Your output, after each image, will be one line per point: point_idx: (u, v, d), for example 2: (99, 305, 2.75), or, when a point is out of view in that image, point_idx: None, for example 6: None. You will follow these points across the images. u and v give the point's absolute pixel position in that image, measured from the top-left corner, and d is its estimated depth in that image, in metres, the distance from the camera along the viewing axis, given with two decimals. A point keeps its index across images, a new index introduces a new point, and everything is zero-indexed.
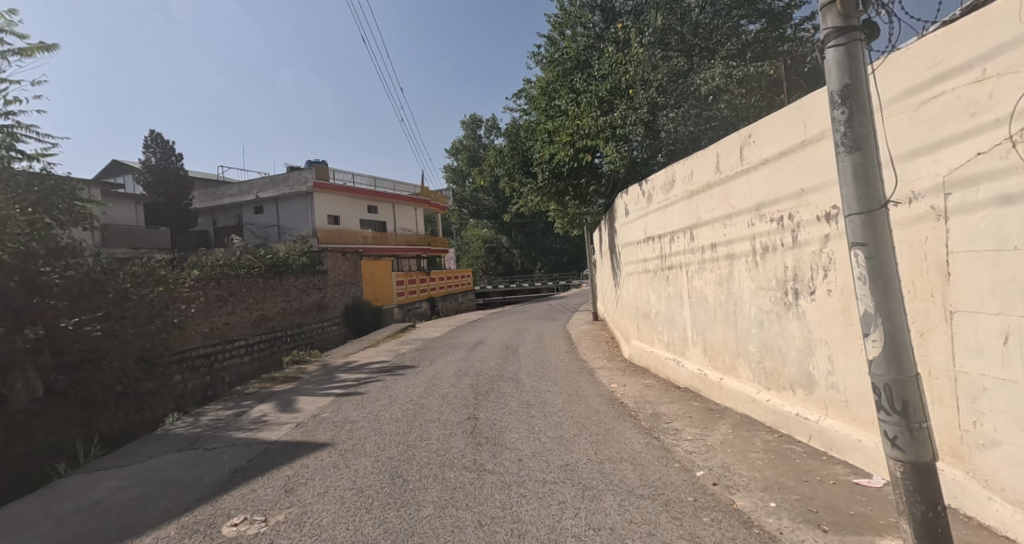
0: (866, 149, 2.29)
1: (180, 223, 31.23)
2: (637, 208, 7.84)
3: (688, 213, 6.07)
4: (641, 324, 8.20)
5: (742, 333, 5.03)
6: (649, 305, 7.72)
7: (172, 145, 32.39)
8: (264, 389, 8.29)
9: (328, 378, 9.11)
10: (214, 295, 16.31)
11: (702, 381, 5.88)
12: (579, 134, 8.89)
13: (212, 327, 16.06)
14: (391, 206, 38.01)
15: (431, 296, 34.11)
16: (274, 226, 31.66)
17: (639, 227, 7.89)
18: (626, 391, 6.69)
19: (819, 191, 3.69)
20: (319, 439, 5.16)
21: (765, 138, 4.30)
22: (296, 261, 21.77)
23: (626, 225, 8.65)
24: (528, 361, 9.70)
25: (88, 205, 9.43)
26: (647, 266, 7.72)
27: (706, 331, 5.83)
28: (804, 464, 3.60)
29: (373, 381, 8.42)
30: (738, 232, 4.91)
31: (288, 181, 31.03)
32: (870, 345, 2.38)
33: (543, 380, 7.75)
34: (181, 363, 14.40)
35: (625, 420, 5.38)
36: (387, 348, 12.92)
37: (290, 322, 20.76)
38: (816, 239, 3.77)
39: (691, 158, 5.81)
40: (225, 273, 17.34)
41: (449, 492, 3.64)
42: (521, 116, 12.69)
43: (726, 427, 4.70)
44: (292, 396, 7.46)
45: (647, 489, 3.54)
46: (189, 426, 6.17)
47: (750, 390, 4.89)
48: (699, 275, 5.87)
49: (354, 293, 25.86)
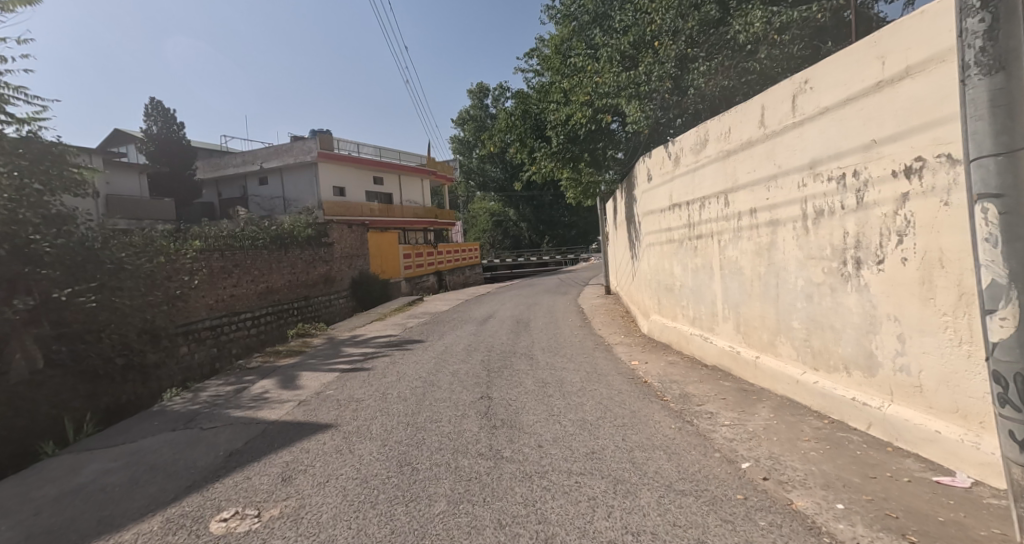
0: (1012, 68, 1.82)
1: (185, 193, 30.89)
2: (662, 173, 7.28)
3: (722, 176, 5.52)
4: (663, 298, 7.72)
5: (785, 308, 4.54)
6: (673, 278, 7.23)
7: (173, 113, 31.75)
8: (267, 363, 7.98)
9: (333, 352, 8.79)
10: (218, 267, 16.03)
11: (734, 359, 5.43)
12: (598, 93, 8.24)
13: (217, 299, 15.83)
14: (397, 177, 37.34)
15: (439, 269, 33.77)
16: (279, 197, 31.22)
17: (663, 194, 7.36)
18: (648, 369, 6.28)
19: (896, 142, 3.15)
20: (321, 420, 4.80)
21: (826, 83, 3.73)
22: (301, 233, 21.39)
23: (648, 192, 8.11)
24: (541, 336, 9.31)
25: (83, 172, 9.00)
26: (671, 235, 7.20)
27: (739, 305, 5.36)
28: (866, 457, 3.15)
29: (379, 356, 8.06)
30: (785, 194, 4.37)
31: (292, 152, 30.40)
32: (996, 324, 1.92)
33: (558, 356, 7.35)
34: (187, 335, 14.18)
35: (650, 401, 4.96)
36: (394, 321, 12.60)
37: (296, 295, 20.50)
38: (888, 199, 3.25)
39: (730, 113, 5.23)
40: (229, 244, 17.00)
41: (463, 484, 3.25)
42: (533, 78, 11.94)
43: (764, 410, 4.27)
44: (295, 372, 7.13)
45: (687, 483, 3.13)
46: (187, 402, 5.85)
47: (792, 371, 4.44)
48: (733, 245, 5.36)
49: (360, 265, 25.54)
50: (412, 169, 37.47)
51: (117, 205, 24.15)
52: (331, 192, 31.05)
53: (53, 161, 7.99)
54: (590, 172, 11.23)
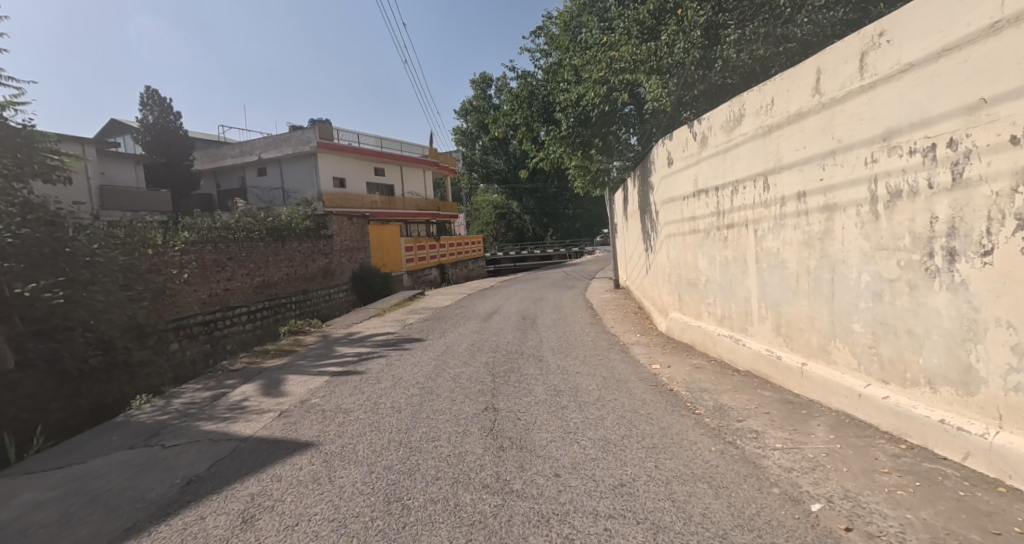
0: None
1: (182, 185, 30.30)
2: (685, 156, 6.59)
3: (760, 155, 4.84)
4: (685, 294, 7.06)
5: (842, 308, 3.87)
6: (697, 272, 6.56)
7: (170, 102, 30.95)
8: (253, 365, 7.37)
9: (326, 352, 8.17)
10: (211, 260, 15.46)
11: (773, 366, 4.77)
12: (613, 69, 7.58)
13: (211, 293, 15.37)
14: (399, 168, 36.65)
15: (441, 262, 33.17)
16: (278, 189, 30.63)
17: (685, 180, 6.68)
18: (672, 375, 5.61)
19: (1018, 98, 2.48)
20: (302, 436, 4.16)
21: (911, 33, 3.06)
22: (299, 225, 20.81)
23: (668, 179, 7.43)
24: (549, 334, 8.68)
25: (62, 158, 8.41)
26: (695, 225, 6.53)
27: (781, 304, 4.69)
28: (976, 502, 2.48)
29: (375, 357, 7.43)
30: (846, 173, 3.70)
31: (291, 142, 29.75)
32: None
33: (570, 358, 6.70)
34: (179, 331, 13.59)
35: (681, 415, 4.29)
36: (393, 317, 11.98)
37: (294, 289, 19.94)
38: (1004, 173, 2.59)
39: (772, 82, 4.55)
40: (222, 236, 16.42)
41: (464, 531, 2.60)
42: (540, 58, 11.23)
43: (819, 429, 3.61)
44: (281, 375, 6.51)
45: (749, 534, 2.47)
46: (156, 411, 5.22)
47: (851, 383, 3.77)
48: (774, 234, 4.69)
49: (361, 258, 24.96)
50: (413, 160, 36.76)
51: (111, 196, 23.49)
52: (331, 183, 30.43)
53: (23, 146, 7.39)
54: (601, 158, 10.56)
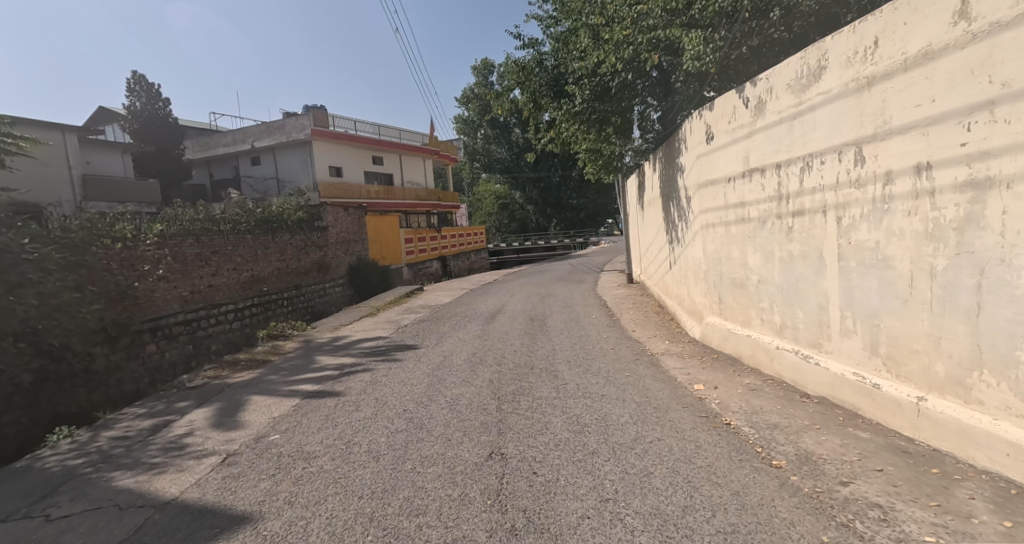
0: None
1: (172, 175, 29.31)
2: (732, 130, 5.42)
3: (851, 119, 3.66)
4: (728, 296, 5.91)
5: (997, 327, 2.71)
6: (747, 270, 5.40)
7: (158, 88, 29.63)
8: (216, 380, 6.27)
9: (305, 363, 7.07)
10: (193, 254, 14.42)
11: (869, 398, 3.62)
12: (642, 23, 6.59)
13: (193, 290, 14.30)
14: (398, 157, 35.49)
15: (443, 254, 32.05)
16: (273, 178, 29.61)
17: (731, 157, 5.50)
18: (724, 402, 4.48)
19: None
20: (240, 503, 3.05)
21: None
22: (290, 217, 19.70)
23: (705, 159, 6.23)
24: (561, 340, 7.57)
25: (18, 141, 7.44)
26: (743, 212, 5.37)
27: (881, 316, 3.53)
28: None
29: (359, 371, 6.33)
30: (1015, 133, 2.52)
31: (284, 129, 28.64)
32: None
33: (591, 375, 5.60)
34: (156, 332, 12.55)
35: (757, 471, 3.15)
36: (387, 318, 10.89)
37: (286, 285, 18.88)
38: None
39: (874, 16, 3.37)
40: (206, 229, 15.37)
41: None
42: (549, 26, 10.08)
43: (979, 508, 2.46)
44: (244, 397, 5.41)
45: None
46: (72, 452, 4.09)
47: (1015, 436, 2.62)
48: (874, 222, 3.53)
49: (358, 251, 23.86)
50: (413, 149, 35.48)
51: (96, 187, 22.38)
52: (327, 172, 29.32)
53: None
54: (618, 139, 9.44)
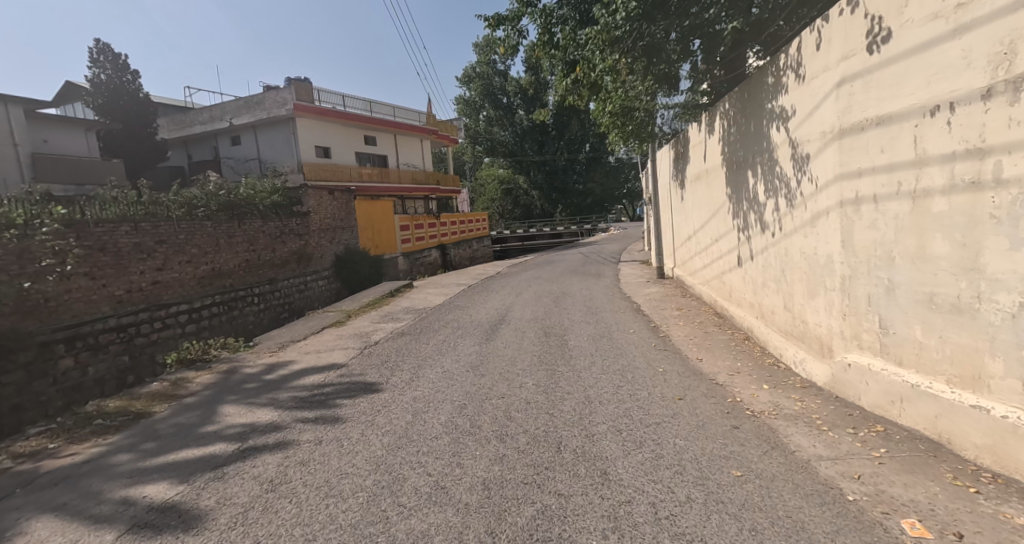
0: None
1: (146, 154, 26.63)
2: (960, 7, 2.75)
3: None
4: (913, 328, 3.30)
5: None
6: (985, 282, 2.76)
7: (125, 58, 26.69)
8: (28, 462, 3.75)
9: (197, 420, 4.51)
10: (129, 245, 11.99)
11: None
12: None
13: (130, 288, 11.89)
14: (393, 137, 32.90)
15: (442, 242, 29.49)
16: (255, 159, 27.02)
17: (949, 63, 2.85)
18: None
19: None
20: None
21: None
22: (261, 201, 17.12)
23: (859, 84, 3.58)
24: (595, 381, 5.06)
25: None
26: (985, 167, 2.71)
27: None
28: None
29: (270, 449, 3.79)
30: None
31: (264, 104, 26.02)
32: None
33: (667, 478, 3.08)
34: (73, 342, 10.11)
35: None
36: (357, 331, 8.38)
37: (258, 280, 16.41)
38: None
39: None
40: (152, 214, 12.88)
41: None
42: None
43: None
44: (20, 524, 2.88)
45: None
46: None
47: None
48: None
49: (346, 240, 21.32)
50: (410, 127, 32.92)
51: (48, 167, 19.68)
52: (313, 152, 26.80)
53: None
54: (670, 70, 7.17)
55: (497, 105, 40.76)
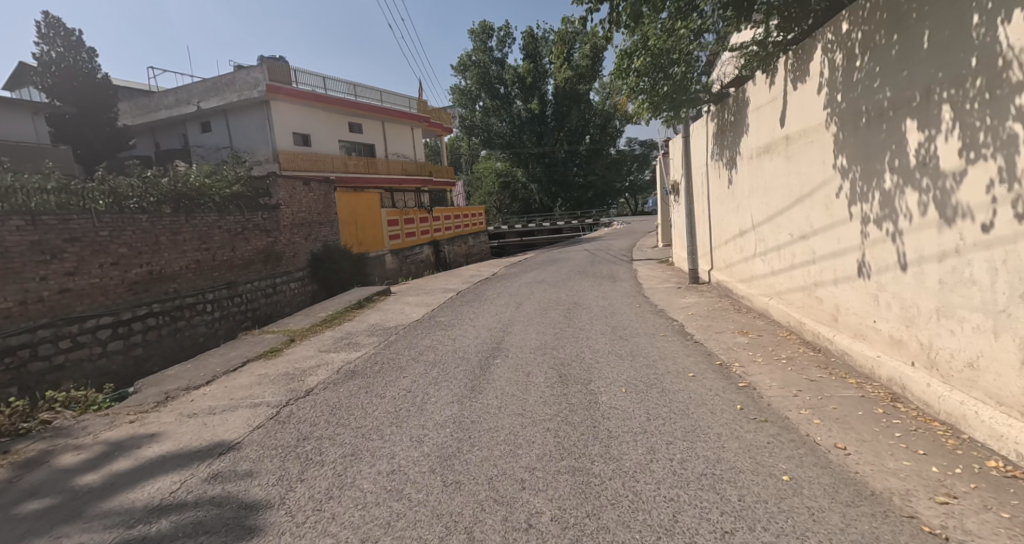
0: None
1: (104, 144, 23.80)
2: None
3: None
4: None
5: None
6: None
7: (79, 35, 23.85)
8: None
9: None
10: (23, 243, 9.46)
11: None
12: None
13: (23, 299, 9.36)
14: (381, 123, 30.30)
15: (434, 239, 26.94)
16: (226, 147, 24.42)
17: None
18: None
19: None
20: None
21: None
22: (220, 191, 14.52)
23: None
24: (682, 528, 2.52)
25: None
26: None
27: None
28: None
29: None
30: None
31: (234, 86, 23.28)
32: None
33: None
34: None
35: None
36: (293, 369, 5.84)
37: (212, 284, 13.84)
38: None
39: None
40: (61, 205, 10.36)
41: None
42: None
43: None
44: None
45: None
46: None
47: None
48: None
49: (324, 236, 18.74)
50: (399, 114, 30.33)
51: None
52: (291, 139, 24.18)
53: None
54: None
55: (494, 94, 38.19)
